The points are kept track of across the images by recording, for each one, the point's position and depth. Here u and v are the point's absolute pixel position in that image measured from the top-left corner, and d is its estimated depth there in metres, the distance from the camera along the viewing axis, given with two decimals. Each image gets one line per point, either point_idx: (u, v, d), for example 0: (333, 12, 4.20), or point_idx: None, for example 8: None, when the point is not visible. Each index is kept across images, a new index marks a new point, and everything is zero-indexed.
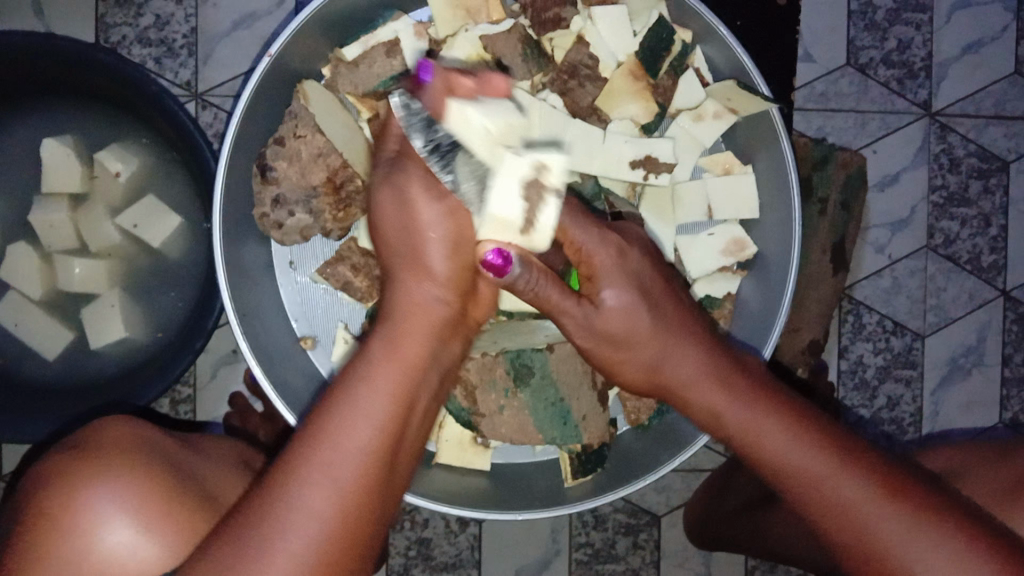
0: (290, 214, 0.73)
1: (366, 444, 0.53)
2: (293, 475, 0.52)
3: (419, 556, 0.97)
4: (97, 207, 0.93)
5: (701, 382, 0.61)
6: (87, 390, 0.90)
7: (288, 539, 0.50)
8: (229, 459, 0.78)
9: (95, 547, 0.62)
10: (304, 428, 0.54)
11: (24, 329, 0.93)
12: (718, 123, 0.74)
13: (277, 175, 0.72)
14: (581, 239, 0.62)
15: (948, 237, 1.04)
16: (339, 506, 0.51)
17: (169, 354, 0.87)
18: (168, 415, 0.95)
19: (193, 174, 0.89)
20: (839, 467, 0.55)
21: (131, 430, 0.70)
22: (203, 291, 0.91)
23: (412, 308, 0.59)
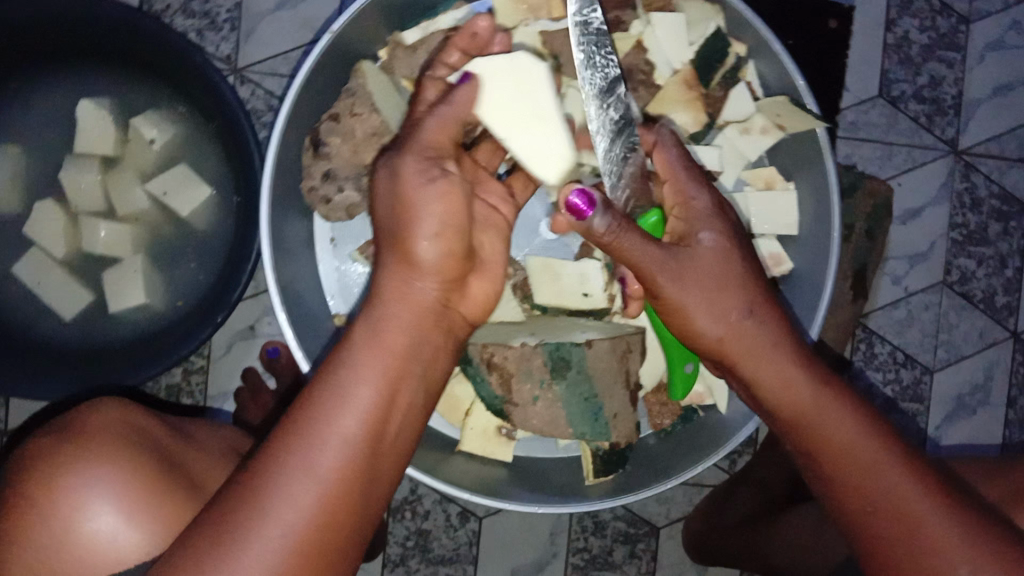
0: (338, 190, 0.73)
1: (351, 437, 0.53)
2: (272, 467, 0.52)
3: (416, 547, 0.97)
4: (128, 171, 0.94)
5: (778, 353, 0.63)
6: (102, 353, 0.90)
7: (272, 524, 0.50)
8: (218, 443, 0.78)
9: (76, 528, 0.63)
10: (292, 418, 0.54)
11: (44, 287, 0.92)
12: (764, 138, 0.75)
13: (329, 150, 0.72)
14: (687, 189, 0.66)
15: (964, 274, 1.05)
16: (321, 493, 0.51)
17: (192, 323, 0.87)
18: (179, 385, 0.95)
19: (226, 148, 0.89)
20: (902, 472, 0.57)
21: (120, 417, 0.69)
22: (227, 264, 0.91)
23: (401, 304, 0.60)
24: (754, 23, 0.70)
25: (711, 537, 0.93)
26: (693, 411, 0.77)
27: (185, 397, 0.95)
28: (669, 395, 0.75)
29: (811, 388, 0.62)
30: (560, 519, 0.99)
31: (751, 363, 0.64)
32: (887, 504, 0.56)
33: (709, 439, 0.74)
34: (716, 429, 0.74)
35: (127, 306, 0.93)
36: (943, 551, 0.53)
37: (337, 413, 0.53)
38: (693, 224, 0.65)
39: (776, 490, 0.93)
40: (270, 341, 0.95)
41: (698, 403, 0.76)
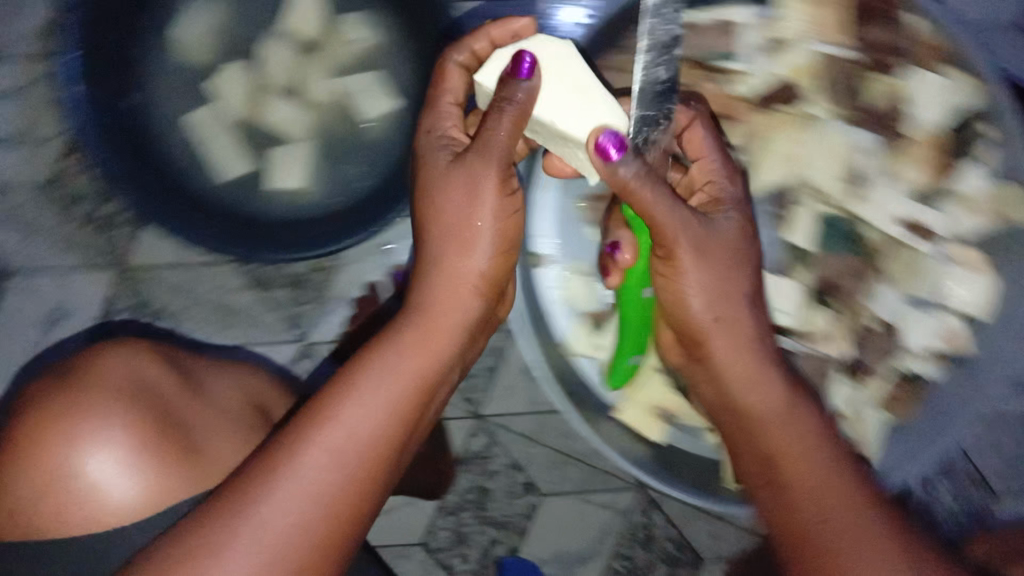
0: None
1: (365, 436, 0.57)
2: (294, 438, 0.57)
3: (473, 502, 0.98)
4: (322, 62, 0.92)
5: (767, 378, 0.63)
6: (249, 221, 0.87)
7: (263, 523, 0.53)
8: (232, 387, 0.75)
9: (74, 472, 0.64)
10: (317, 402, 0.59)
11: (210, 144, 0.91)
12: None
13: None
14: (709, 162, 0.69)
15: None
16: (314, 487, 0.55)
17: (351, 220, 0.86)
18: (305, 277, 0.93)
19: (429, 72, 0.88)
20: (861, 494, 0.56)
21: (130, 369, 0.69)
22: (394, 177, 0.88)
23: (466, 254, 0.65)
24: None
25: None
26: None
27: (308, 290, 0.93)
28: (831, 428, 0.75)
29: (761, 388, 0.62)
30: (614, 521, 1.00)
31: (756, 389, 0.62)
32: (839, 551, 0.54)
33: None
34: None
35: (286, 188, 0.90)
36: None
37: (340, 423, 0.57)
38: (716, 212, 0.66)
39: None
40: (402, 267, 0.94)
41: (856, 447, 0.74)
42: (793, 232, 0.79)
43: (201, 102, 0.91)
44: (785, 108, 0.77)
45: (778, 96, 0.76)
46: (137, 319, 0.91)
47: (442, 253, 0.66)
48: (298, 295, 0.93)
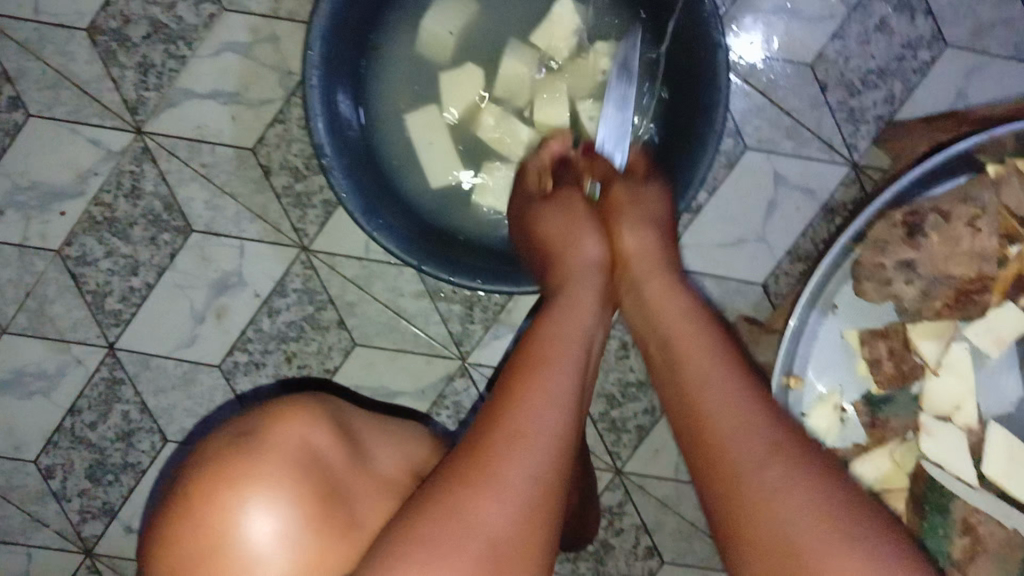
0: (908, 281, 0.68)
1: (553, 431, 0.46)
2: (489, 459, 0.44)
3: (592, 554, 0.96)
4: (562, 81, 0.83)
5: (752, 423, 0.45)
6: (441, 240, 0.80)
7: (484, 520, 0.42)
8: (401, 459, 0.66)
9: (236, 543, 0.57)
10: (496, 424, 0.46)
11: (427, 143, 0.84)
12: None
13: (921, 242, 0.68)
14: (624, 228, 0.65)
15: None
16: (546, 484, 0.44)
17: None
18: (479, 297, 0.91)
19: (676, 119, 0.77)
20: (806, 475, 0.43)
21: (305, 438, 0.61)
22: None
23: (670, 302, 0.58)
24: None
25: None
26: None
27: (478, 310, 0.91)
28: None
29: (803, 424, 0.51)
30: None
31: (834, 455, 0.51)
32: None
33: None
34: None
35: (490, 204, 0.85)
36: None
37: (547, 381, 0.49)
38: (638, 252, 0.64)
39: None
40: None
41: None
42: None
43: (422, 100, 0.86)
44: None
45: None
46: (302, 306, 0.90)
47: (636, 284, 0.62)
48: (468, 313, 0.91)
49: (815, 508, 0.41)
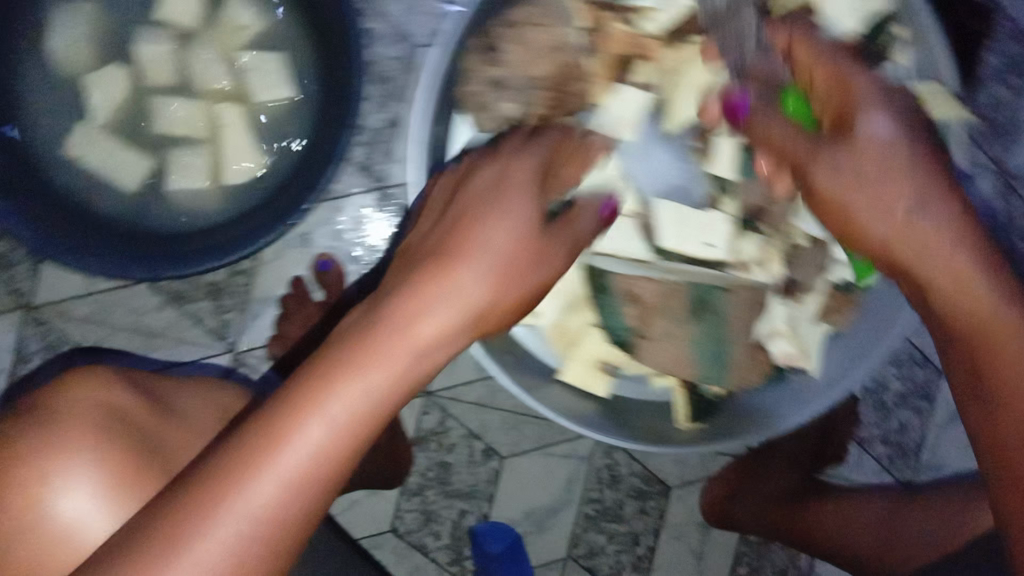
0: (504, 98, 0.66)
1: (317, 452, 0.48)
2: (235, 461, 0.47)
3: (435, 479, 0.97)
4: (207, 49, 0.82)
5: (973, 268, 0.54)
6: (158, 242, 0.80)
7: (257, 490, 0.46)
8: (206, 405, 0.73)
9: (52, 510, 0.60)
10: (258, 420, 0.48)
11: (99, 159, 0.82)
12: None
13: (504, 58, 0.65)
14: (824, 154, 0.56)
15: None
16: (279, 501, 0.47)
17: (273, 215, 0.80)
18: (222, 284, 0.90)
19: (327, 45, 0.79)
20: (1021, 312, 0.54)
21: (99, 398, 0.66)
22: (306, 165, 0.81)
23: (890, 180, 0.55)
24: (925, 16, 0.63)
25: (738, 506, 0.98)
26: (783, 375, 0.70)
27: (227, 297, 0.90)
28: (766, 356, 0.69)
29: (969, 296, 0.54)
30: (578, 469, 1.00)
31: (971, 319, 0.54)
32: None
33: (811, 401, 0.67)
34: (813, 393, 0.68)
35: (184, 192, 0.84)
36: None
37: (375, 359, 0.49)
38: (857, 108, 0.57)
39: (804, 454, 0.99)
40: (324, 253, 0.90)
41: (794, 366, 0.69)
42: (715, 162, 0.68)
43: (74, 118, 0.82)
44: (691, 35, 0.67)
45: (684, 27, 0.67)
46: (52, 358, 0.87)
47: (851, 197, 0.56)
48: (218, 304, 0.90)
49: None
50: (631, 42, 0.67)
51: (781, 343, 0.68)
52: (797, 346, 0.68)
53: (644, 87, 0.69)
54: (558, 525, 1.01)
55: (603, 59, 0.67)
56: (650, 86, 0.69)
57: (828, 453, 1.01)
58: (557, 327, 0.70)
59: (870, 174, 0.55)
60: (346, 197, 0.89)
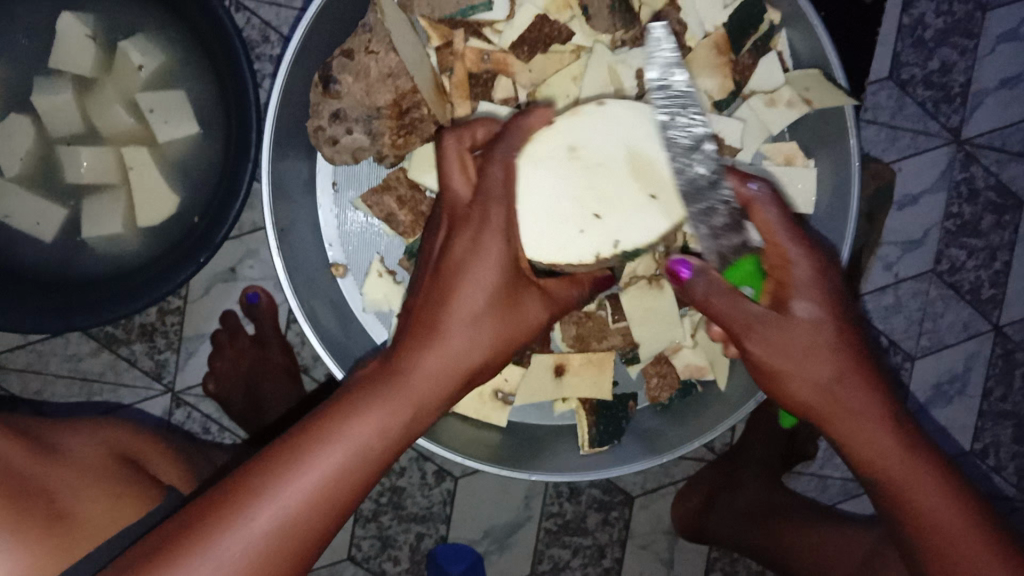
0: (347, 131, 0.65)
1: (294, 506, 0.48)
2: (214, 516, 0.47)
3: (389, 504, 0.96)
4: (110, 94, 0.84)
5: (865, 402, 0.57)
6: (77, 288, 0.82)
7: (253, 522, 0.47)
8: (95, 444, 0.67)
9: None
10: (240, 479, 0.49)
11: (15, 212, 0.83)
12: (790, 113, 0.66)
13: (339, 89, 0.63)
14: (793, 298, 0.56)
15: (954, 264, 1.04)
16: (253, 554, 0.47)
17: (187, 249, 0.81)
18: (153, 325, 0.90)
19: (218, 76, 0.80)
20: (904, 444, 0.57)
21: None
22: (214, 196, 0.82)
23: (811, 363, 0.56)
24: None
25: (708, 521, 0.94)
26: (691, 385, 0.72)
27: (159, 338, 0.90)
28: (670, 367, 0.71)
29: (917, 482, 0.56)
30: (536, 483, 0.99)
31: (914, 503, 0.57)
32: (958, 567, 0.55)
33: (709, 418, 0.69)
34: (716, 411, 0.69)
35: (102, 235, 0.85)
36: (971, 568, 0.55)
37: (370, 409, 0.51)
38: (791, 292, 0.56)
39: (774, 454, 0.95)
40: (250, 286, 0.90)
41: (698, 377, 0.72)
42: None
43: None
44: (554, 43, 0.67)
45: (539, 35, 0.66)
46: None
47: (797, 368, 0.56)
48: (151, 346, 0.90)
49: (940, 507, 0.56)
50: (482, 57, 0.66)
51: (686, 355, 0.71)
52: (701, 357, 0.71)
53: (507, 101, 0.68)
54: (520, 543, 0.99)
55: (456, 79, 0.66)
56: (514, 100, 0.68)
57: (796, 444, 0.97)
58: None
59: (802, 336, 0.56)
60: (267, 227, 0.90)
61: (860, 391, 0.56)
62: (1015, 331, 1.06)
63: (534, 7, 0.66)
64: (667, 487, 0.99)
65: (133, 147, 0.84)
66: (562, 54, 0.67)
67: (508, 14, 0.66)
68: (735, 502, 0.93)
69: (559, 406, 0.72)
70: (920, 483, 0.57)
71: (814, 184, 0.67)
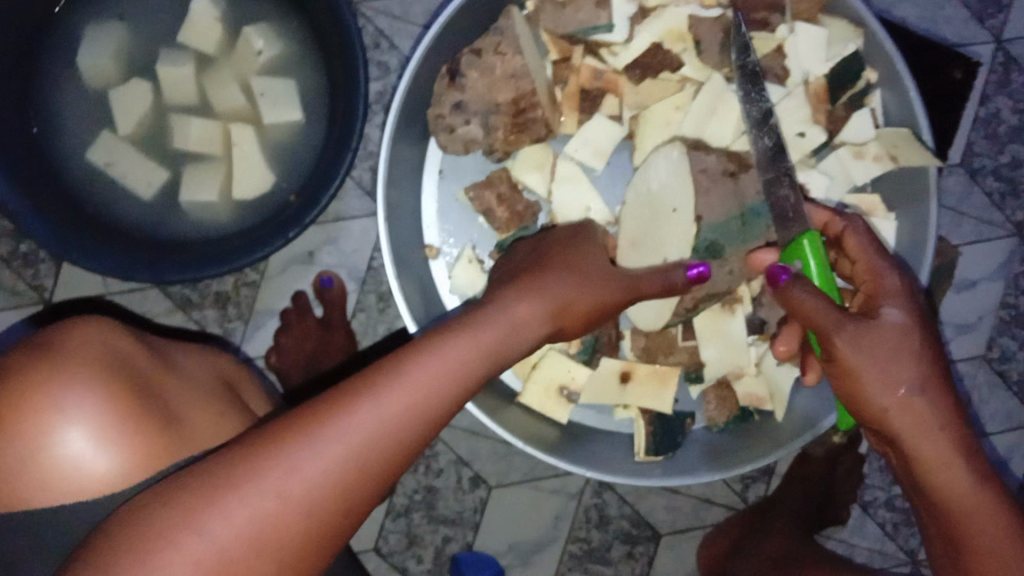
0: (465, 122, 0.69)
1: (370, 437, 0.49)
2: (288, 438, 0.48)
3: (422, 503, 0.99)
4: (228, 73, 0.90)
5: (929, 417, 0.58)
6: (167, 247, 0.86)
7: (297, 464, 0.47)
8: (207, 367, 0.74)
9: (54, 445, 0.61)
10: (313, 408, 0.50)
11: (123, 170, 0.89)
12: (876, 167, 0.70)
13: (464, 82, 0.68)
14: (886, 303, 0.60)
15: (1004, 353, 1.05)
16: (325, 480, 0.47)
17: (275, 225, 0.84)
18: (228, 295, 0.94)
19: (332, 72, 0.86)
20: (960, 461, 0.58)
21: (105, 344, 0.66)
22: (309, 179, 0.86)
23: (895, 365, 0.58)
24: (896, 58, 0.66)
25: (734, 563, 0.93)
26: (749, 413, 0.75)
27: (232, 308, 0.94)
28: (730, 392, 0.74)
29: (980, 493, 0.58)
30: (567, 506, 1.00)
31: (983, 518, 0.57)
32: None
33: (762, 445, 0.72)
34: (770, 441, 0.72)
35: (195, 202, 0.89)
36: None
37: (407, 373, 0.51)
38: (884, 297, 0.60)
39: (806, 510, 0.95)
40: (325, 272, 0.94)
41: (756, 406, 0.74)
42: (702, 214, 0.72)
43: (101, 129, 0.90)
44: (663, 71, 0.72)
45: (651, 61, 0.71)
46: None
47: (893, 371, 0.58)
48: (223, 314, 0.94)
49: (994, 533, 0.57)
50: (595, 74, 0.72)
51: (747, 383, 0.74)
52: (761, 387, 0.74)
53: (613, 117, 0.73)
54: (543, 562, 1.00)
55: (568, 91, 0.73)
56: (619, 118, 0.73)
57: (828, 503, 0.98)
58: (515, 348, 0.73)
59: (878, 345, 0.58)
60: (350, 218, 0.94)
61: (937, 399, 0.58)
62: None
63: (652, 35, 0.71)
64: (694, 529, 1.01)
65: (240, 125, 0.89)
66: (668, 83, 0.72)
67: (627, 37, 0.72)
68: (761, 551, 0.90)
69: (618, 413, 0.76)
70: (979, 495, 0.58)
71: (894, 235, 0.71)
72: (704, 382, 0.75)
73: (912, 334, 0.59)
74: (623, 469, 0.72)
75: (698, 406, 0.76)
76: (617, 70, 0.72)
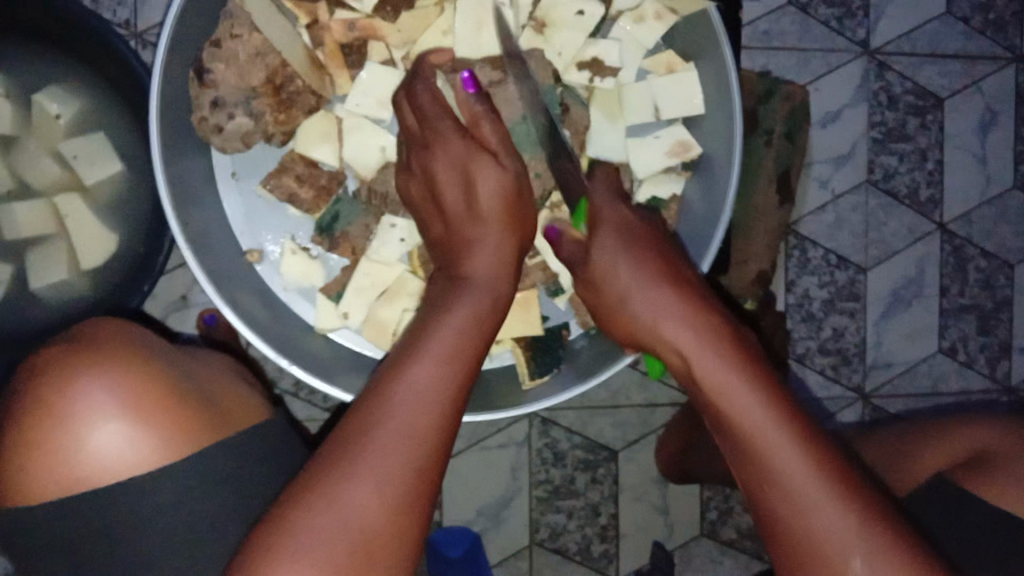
0: (229, 117, 0.70)
1: (367, 495, 0.49)
2: (295, 523, 0.49)
3: None
4: (34, 147, 0.86)
5: (663, 311, 0.59)
6: (28, 337, 0.82)
7: (302, 543, 0.48)
8: (230, 365, 0.74)
9: (84, 439, 0.59)
10: (308, 482, 0.50)
11: None
12: (659, 23, 0.74)
13: (214, 77, 0.68)
14: (597, 230, 0.64)
15: (888, 171, 1.06)
16: (338, 543, 0.48)
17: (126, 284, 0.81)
18: None
19: (133, 110, 0.82)
20: (706, 341, 0.57)
21: (129, 337, 0.65)
22: (150, 225, 0.83)
23: (620, 280, 0.62)
24: None
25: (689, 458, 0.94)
26: None
27: None
28: None
29: (736, 392, 0.54)
30: (520, 455, 1.00)
31: (723, 400, 0.55)
32: (791, 491, 0.51)
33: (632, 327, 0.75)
34: None
35: (47, 284, 0.86)
36: (796, 486, 0.51)
37: (376, 429, 0.51)
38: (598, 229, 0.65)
39: None
40: (206, 310, 0.91)
41: None
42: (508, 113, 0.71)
43: None
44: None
45: None
46: None
47: (618, 287, 0.62)
48: None
49: (773, 427, 0.52)
50: (348, 26, 0.70)
51: None
52: None
53: (387, 63, 0.72)
54: (515, 516, 1.00)
55: (328, 51, 0.71)
56: (392, 61, 0.72)
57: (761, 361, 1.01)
58: (370, 323, 0.74)
59: (598, 267, 0.63)
60: None
61: (651, 295, 0.60)
62: (960, 227, 1.08)
63: None
64: (648, 436, 1.01)
65: (66, 197, 0.86)
66: (426, 9, 0.71)
67: None
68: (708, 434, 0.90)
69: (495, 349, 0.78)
70: (741, 396, 0.54)
71: (697, 82, 0.74)
72: (567, 291, 0.77)
73: (621, 251, 0.62)
74: (516, 401, 0.74)
75: (570, 316, 0.79)
76: (368, 13, 0.70)
